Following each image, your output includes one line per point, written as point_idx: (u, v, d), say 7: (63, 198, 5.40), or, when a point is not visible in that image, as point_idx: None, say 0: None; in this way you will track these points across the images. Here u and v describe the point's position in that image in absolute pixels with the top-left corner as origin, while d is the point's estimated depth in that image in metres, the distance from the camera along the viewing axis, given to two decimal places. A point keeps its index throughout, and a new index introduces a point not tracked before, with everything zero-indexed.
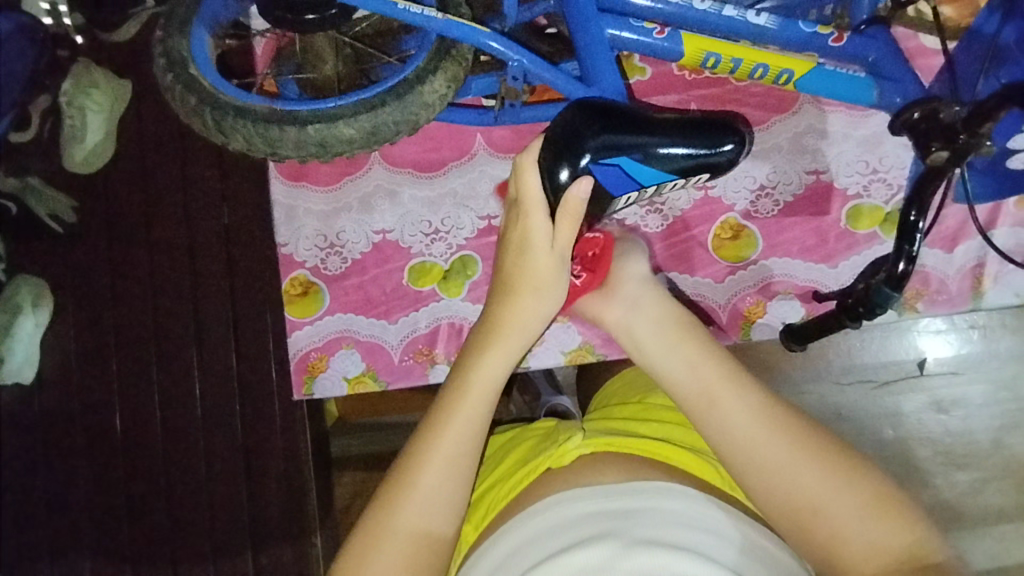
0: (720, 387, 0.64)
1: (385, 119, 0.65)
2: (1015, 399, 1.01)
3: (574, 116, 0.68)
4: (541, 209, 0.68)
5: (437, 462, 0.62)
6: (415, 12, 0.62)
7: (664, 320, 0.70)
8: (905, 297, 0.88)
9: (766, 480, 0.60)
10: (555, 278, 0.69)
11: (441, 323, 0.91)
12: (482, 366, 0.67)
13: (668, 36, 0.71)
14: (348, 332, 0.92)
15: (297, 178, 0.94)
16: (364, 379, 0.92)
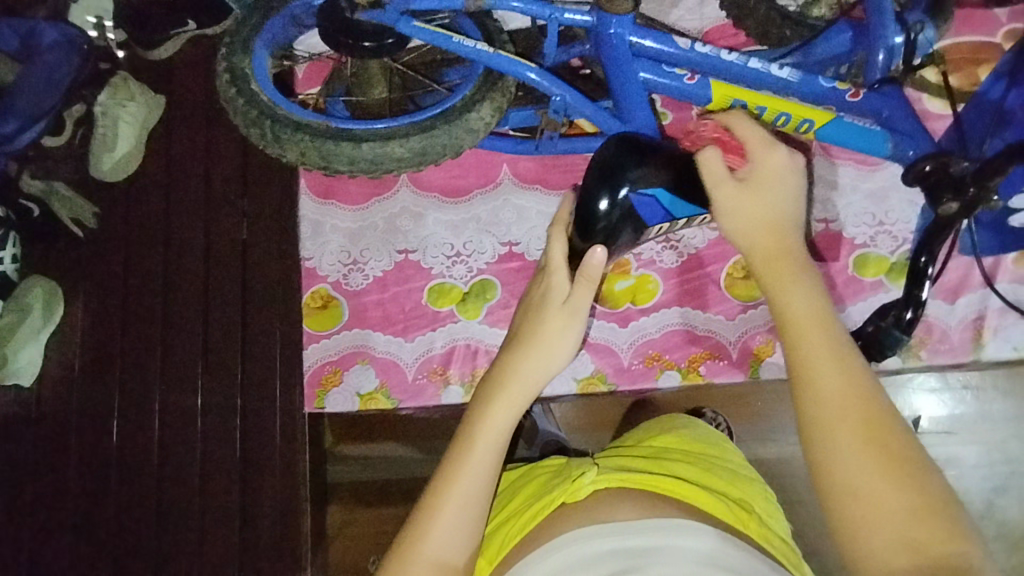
0: (820, 326, 0.57)
1: (434, 141, 0.67)
2: (1008, 463, 1.02)
3: (615, 150, 0.72)
4: (561, 274, 0.71)
5: (449, 512, 0.61)
6: (467, 44, 0.66)
7: (765, 227, 0.62)
8: (910, 343, 0.91)
9: (830, 423, 0.53)
10: (563, 332, 0.69)
11: (457, 344, 0.93)
12: (489, 417, 0.65)
13: (697, 82, 0.77)
14: (364, 347, 0.93)
15: (326, 196, 0.97)
16: (376, 396, 0.92)
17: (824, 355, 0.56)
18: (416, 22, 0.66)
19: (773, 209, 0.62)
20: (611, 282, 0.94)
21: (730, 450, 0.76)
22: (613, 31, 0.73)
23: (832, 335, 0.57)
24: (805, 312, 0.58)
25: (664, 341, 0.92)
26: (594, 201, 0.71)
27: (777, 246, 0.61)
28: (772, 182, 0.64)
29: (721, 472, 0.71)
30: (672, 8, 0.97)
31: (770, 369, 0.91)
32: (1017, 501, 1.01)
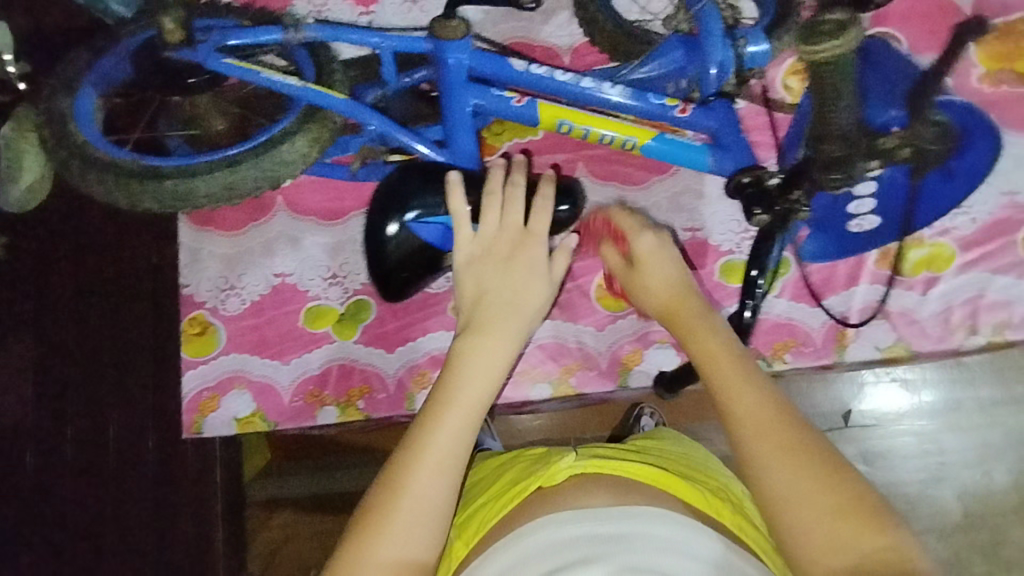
0: (729, 354, 0.66)
1: (241, 176, 0.68)
2: (938, 454, 1.11)
3: (402, 177, 0.77)
4: (540, 242, 0.73)
5: (429, 461, 0.59)
6: (278, 79, 0.67)
7: (669, 287, 0.73)
8: (773, 349, 0.93)
9: (757, 449, 0.59)
10: (533, 293, 0.71)
11: (332, 365, 0.94)
12: (462, 369, 0.65)
13: (525, 104, 0.77)
14: (241, 372, 0.94)
15: (204, 224, 0.98)
16: (253, 420, 0.93)
17: (735, 380, 0.63)
18: (226, 59, 0.67)
19: (665, 268, 0.74)
20: None
21: (700, 454, 0.80)
22: (450, 54, 0.75)
23: (740, 365, 0.65)
24: (726, 365, 0.65)
25: (535, 354, 0.94)
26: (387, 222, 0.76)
27: (674, 299, 0.73)
28: (653, 255, 0.74)
29: (698, 468, 0.76)
30: (544, 24, 1.01)
31: (639, 377, 0.93)
32: (950, 490, 1.10)
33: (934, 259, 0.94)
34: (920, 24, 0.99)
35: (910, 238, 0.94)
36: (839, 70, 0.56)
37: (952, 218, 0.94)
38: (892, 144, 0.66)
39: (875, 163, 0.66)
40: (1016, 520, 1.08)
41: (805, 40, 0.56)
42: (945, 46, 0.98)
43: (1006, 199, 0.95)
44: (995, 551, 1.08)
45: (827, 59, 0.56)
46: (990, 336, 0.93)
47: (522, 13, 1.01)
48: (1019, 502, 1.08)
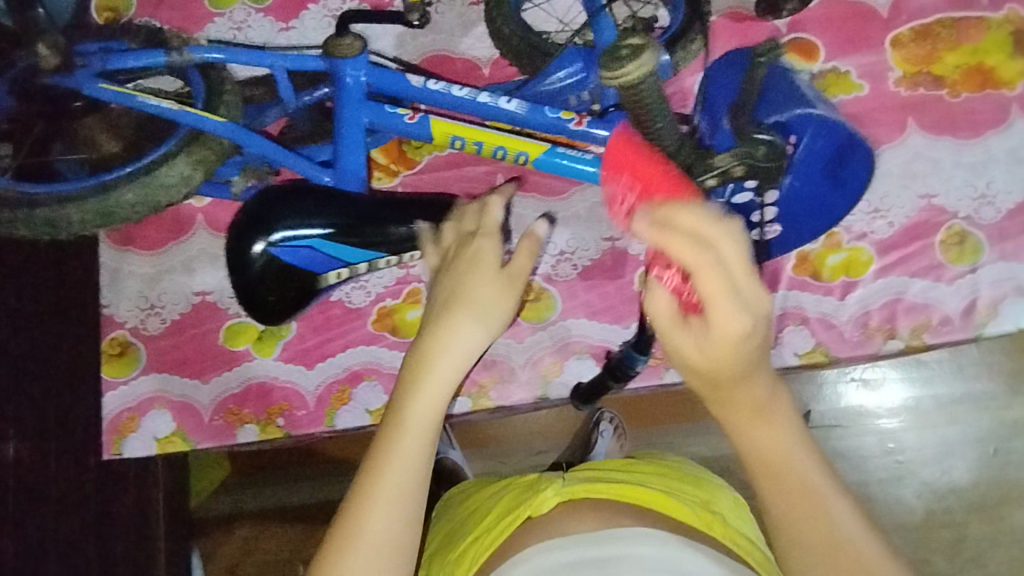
0: (764, 419, 0.57)
1: (123, 201, 0.76)
2: (900, 452, 1.15)
3: (267, 197, 0.72)
4: (491, 238, 0.67)
5: (388, 490, 0.58)
6: (154, 103, 0.68)
7: (727, 359, 0.52)
8: None
9: (814, 541, 0.54)
10: (498, 293, 0.64)
11: (252, 382, 0.94)
12: (419, 392, 0.61)
13: (417, 121, 0.76)
14: (161, 392, 0.94)
15: (124, 243, 0.97)
16: (174, 439, 0.94)
17: (778, 453, 0.56)
18: (103, 83, 0.68)
19: (739, 346, 0.50)
20: (402, 312, 0.95)
21: (694, 474, 0.81)
22: (346, 72, 0.75)
23: (780, 431, 0.57)
24: (772, 446, 0.56)
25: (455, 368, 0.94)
26: (248, 245, 0.71)
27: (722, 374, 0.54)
28: (730, 339, 0.50)
29: (691, 485, 0.76)
30: (463, 36, 1.00)
31: (558, 388, 0.93)
32: (910, 491, 1.15)
33: (852, 263, 0.94)
34: (839, 28, 0.99)
35: (825, 244, 0.94)
36: (643, 90, 0.62)
37: (870, 222, 0.95)
38: (727, 161, 0.70)
39: (716, 181, 0.70)
40: (971, 518, 1.14)
41: (607, 65, 0.62)
42: (863, 50, 0.98)
43: (924, 202, 0.95)
44: (954, 548, 1.13)
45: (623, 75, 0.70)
46: (908, 338, 0.93)
47: (440, 24, 1.00)
48: (976, 500, 1.14)
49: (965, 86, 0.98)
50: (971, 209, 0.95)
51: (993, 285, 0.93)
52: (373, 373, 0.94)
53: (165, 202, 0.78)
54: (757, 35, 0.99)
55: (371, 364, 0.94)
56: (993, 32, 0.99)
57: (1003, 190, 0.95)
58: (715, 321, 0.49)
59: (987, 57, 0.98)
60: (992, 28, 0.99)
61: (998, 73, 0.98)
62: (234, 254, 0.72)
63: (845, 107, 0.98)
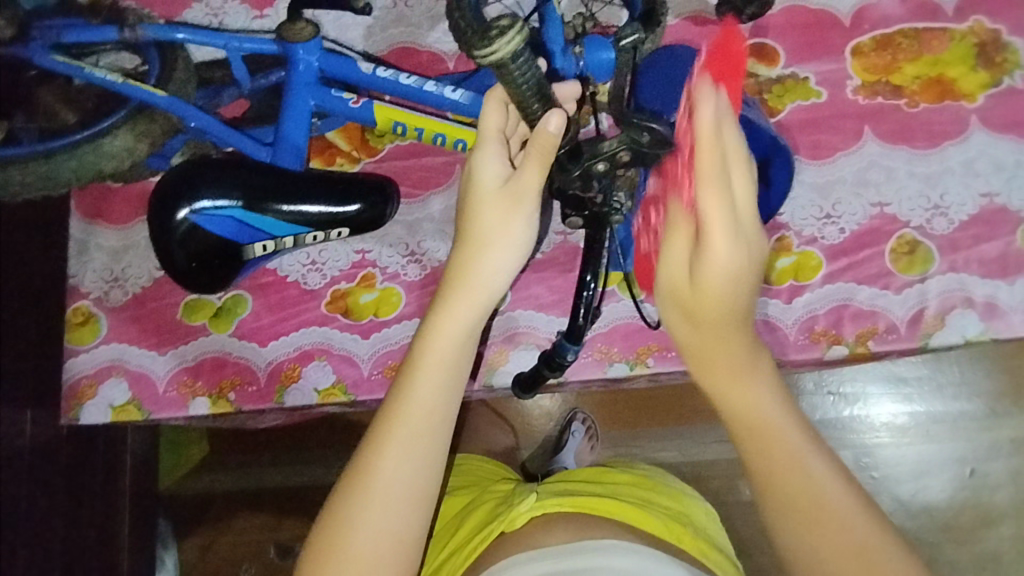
0: (728, 353, 0.59)
1: (58, 166, 0.87)
2: (874, 467, 1.15)
3: (195, 168, 0.73)
4: (494, 145, 0.63)
5: (404, 428, 0.63)
6: (99, 76, 0.74)
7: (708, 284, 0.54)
8: (636, 352, 0.93)
9: (773, 460, 0.58)
10: (508, 220, 0.63)
11: (206, 356, 0.97)
12: (438, 326, 0.64)
13: (361, 106, 0.79)
14: (119, 361, 0.97)
15: (93, 215, 1.00)
16: (128, 408, 0.96)
17: (739, 380, 0.59)
18: (54, 55, 0.75)
19: (736, 278, 0.53)
20: (356, 295, 0.97)
21: (673, 483, 0.84)
22: (299, 56, 0.79)
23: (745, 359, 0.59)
24: (754, 407, 0.59)
25: (404, 353, 0.95)
26: (173, 213, 0.71)
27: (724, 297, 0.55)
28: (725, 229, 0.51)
29: (662, 491, 0.80)
30: (430, 31, 1.04)
31: (503, 377, 0.95)
32: (883, 506, 1.14)
33: (801, 268, 0.95)
34: (799, 35, 1.01)
35: (775, 247, 0.95)
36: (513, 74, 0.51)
37: (821, 227, 0.95)
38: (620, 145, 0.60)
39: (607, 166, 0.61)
40: (943, 538, 1.13)
41: (477, 44, 0.50)
42: (822, 57, 1.00)
43: (876, 210, 0.96)
44: (923, 566, 1.12)
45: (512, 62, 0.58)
46: (852, 346, 0.93)
47: (408, 19, 1.04)
48: (949, 518, 1.13)
49: (923, 96, 0.98)
50: (923, 219, 0.95)
51: (943, 294, 0.93)
52: (323, 353, 0.96)
53: (107, 170, 0.91)
54: (718, 39, 1.01)
55: (322, 344, 0.96)
56: (956, 44, 1.00)
57: (958, 202, 0.95)
58: (710, 256, 0.52)
59: (949, 68, 0.99)
60: (955, 39, 1.00)
61: (958, 85, 0.99)
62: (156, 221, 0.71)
63: (801, 112, 0.99)
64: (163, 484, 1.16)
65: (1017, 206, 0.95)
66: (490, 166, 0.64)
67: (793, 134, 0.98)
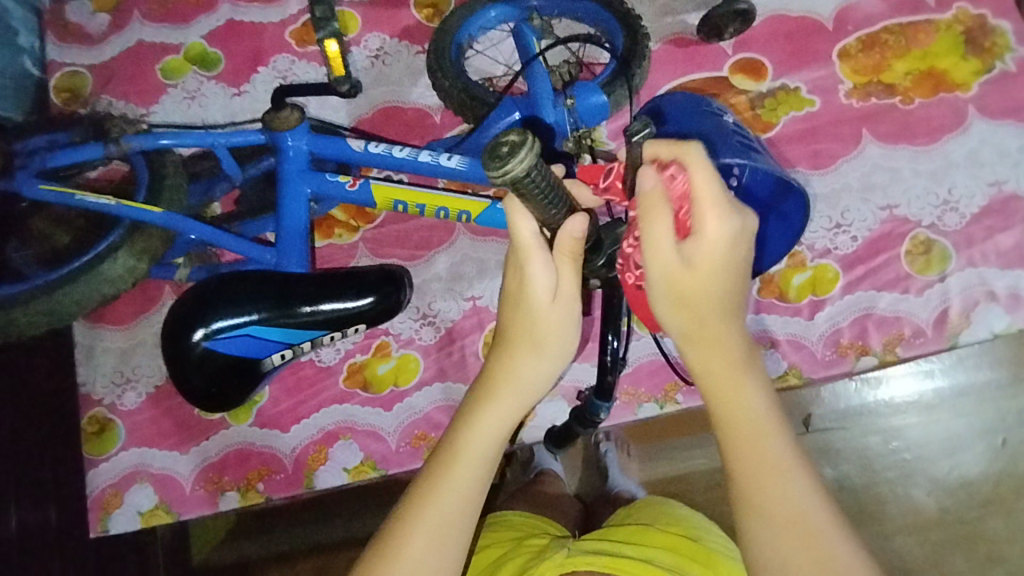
0: (718, 346, 0.62)
1: (68, 296, 0.84)
2: (908, 449, 1.08)
3: (207, 289, 0.71)
4: (538, 253, 0.57)
5: (431, 519, 0.61)
6: (91, 200, 0.72)
7: (695, 269, 0.58)
8: (664, 390, 0.92)
9: (743, 452, 0.60)
10: (559, 330, 0.62)
11: (230, 450, 0.95)
12: (477, 424, 0.64)
13: (359, 188, 0.77)
14: (141, 466, 0.95)
15: (96, 319, 0.98)
16: (158, 512, 0.94)
17: (723, 369, 0.62)
18: (42, 184, 0.74)
19: (726, 256, 0.58)
20: (372, 367, 0.95)
21: (718, 535, 0.79)
22: (289, 144, 0.77)
23: (733, 355, 0.62)
24: (744, 407, 0.61)
25: (430, 420, 0.94)
26: (189, 336, 0.69)
27: (719, 298, 0.60)
28: (712, 242, 0.57)
29: (701, 551, 0.74)
30: (413, 87, 1.02)
31: (532, 433, 0.93)
32: (923, 489, 1.08)
33: (818, 281, 0.93)
34: (784, 45, 1.00)
35: (789, 264, 0.93)
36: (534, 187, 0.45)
37: (833, 238, 0.94)
38: None
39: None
40: (987, 512, 1.06)
41: (490, 166, 0.44)
42: (811, 64, 0.99)
43: (886, 213, 0.94)
44: (972, 543, 1.06)
45: (521, 171, 0.44)
46: (881, 355, 0.92)
47: (389, 78, 1.02)
48: (992, 494, 1.06)
49: (917, 92, 0.97)
50: (934, 217, 0.94)
51: (964, 292, 0.92)
52: (348, 432, 0.94)
53: (111, 293, 0.88)
54: (704, 59, 1.00)
55: (345, 422, 0.94)
56: (943, 34, 0.99)
57: (967, 195, 0.94)
58: (704, 230, 0.57)
59: (939, 60, 0.98)
60: (942, 30, 0.99)
61: (951, 75, 0.97)
62: (172, 343, 0.70)
63: (797, 123, 0.97)
64: (195, 557, 1.00)
65: None
66: (543, 281, 0.59)
67: (792, 146, 0.97)
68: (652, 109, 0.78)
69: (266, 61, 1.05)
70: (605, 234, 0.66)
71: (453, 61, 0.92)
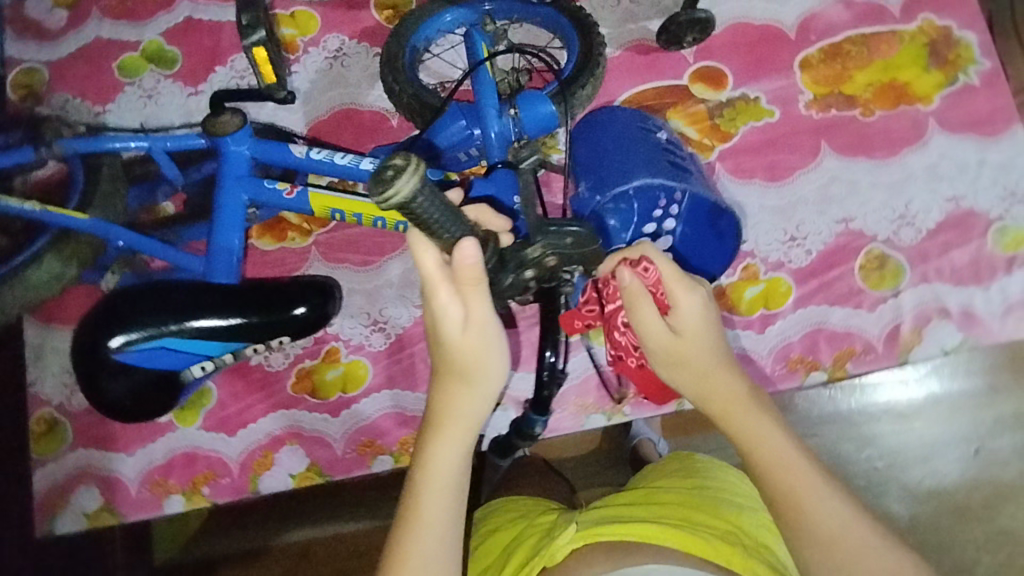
0: (733, 396, 0.67)
1: None
2: (879, 458, 1.06)
3: (122, 301, 0.71)
4: (444, 287, 0.56)
5: (417, 558, 0.61)
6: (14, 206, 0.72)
7: (691, 333, 0.66)
8: (610, 402, 0.91)
9: (784, 484, 0.63)
10: (483, 360, 0.60)
11: (175, 454, 0.94)
12: (434, 456, 0.64)
13: (296, 196, 0.77)
14: (87, 467, 0.95)
15: (47, 319, 0.97)
16: (103, 514, 0.94)
17: (742, 412, 0.67)
18: None
19: (706, 320, 0.66)
20: (321, 372, 0.95)
21: (730, 484, 0.76)
22: (230, 149, 0.76)
23: (748, 398, 0.67)
24: (766, 441, 0.65)
25: (376, 426, 0.93)
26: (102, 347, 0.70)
27: (715, 363, 0.67)
28: (695, 316, 0.66)
29: (714, 504, 0.71)
30: (370, 89, 1.01)
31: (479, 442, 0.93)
32: (895, 499, 1.06)
33: (770, 295, 0.92)
34: (745, 54, 0.98)
35: (741, 277, 0.92)
36: (421, 212, 0.45)
37: (786, 251, 0.93)
38: (543, 251, 0.59)
39: (535, 274, 0.60)
40: (956, 523, 1.05)
41: (374, 191, 0.45)
42: (771, 74, 0.97)
43: (842, 227, 0.93)
44: (943, 556, 1.04)
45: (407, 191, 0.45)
46: (830, 371, 0.91)
47: (346, 80, 1.01)
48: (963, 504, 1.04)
49: (878, 104, 0.96)
50: (890, 231, 0.93)
51: (917, 308, 0.91)
52: (294, 437, 0.94)
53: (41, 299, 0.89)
54: (663, 66, 0.98)
55: (292, 428, 0.94)
56: (906, 45, 0.97)
57: (923, 209, 0.93)
58: (680, 305, 0.66)
59: (901, 72, 0.97)
60: (905, 40, 0.97)
61: (912, 88, 0.96)
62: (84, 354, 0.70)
63: (755, 134, 0.96)
64: (158, 557, 1.04)
65: (984, 207, 0.92)
66: (450, 308, 0.57)
67: (749, 157, 0.95)
68: (587, 130, 0.83)
69: (222, 60, 1.04)
70: (509, 253, 0.59)
71: (407, 65, 0.91)
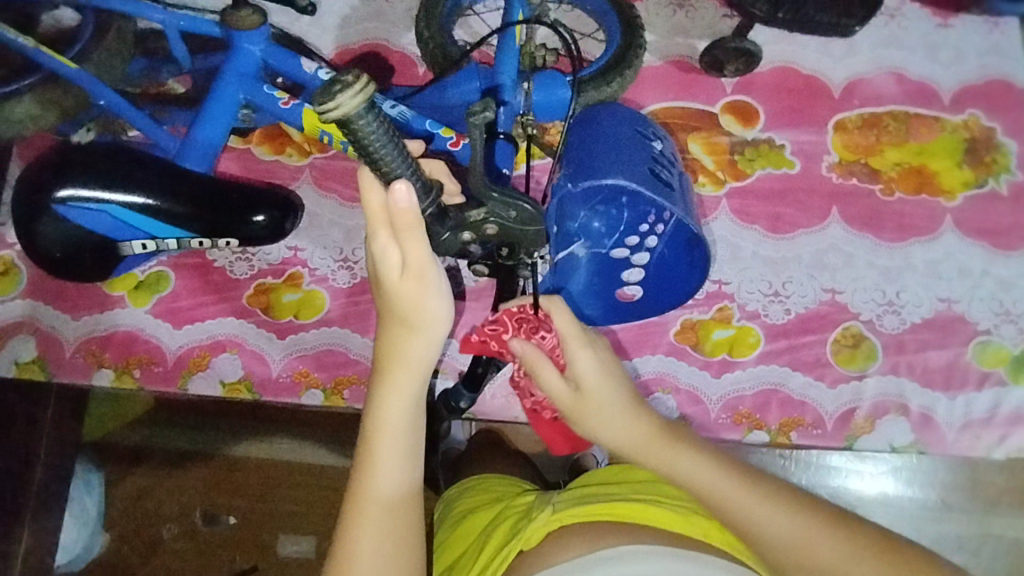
0: (659, 441, 0.64)
1: None
2: None
3: (87, 160, 0.78)
4: (382, 231, 0.55)
5: (373, 512, 0.62)
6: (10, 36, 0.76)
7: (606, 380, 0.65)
8: None
9: (736, 511, 0.60)
10: (422, 304, 0.58)
11: (117, 330, 0.94)
12: (383, 407, 0.62)
13: (292, 108, 0.77)
14: (30, 318, 0.95)
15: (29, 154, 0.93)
16: (32, 367, 0.94)
17: (671, 453, 0.64)
18: None
19: (607, 371, 0.66)
20: (279, 292, 0.94)
21: None
22: (241, 45, 0.77)
23: (667, 434, 0.65)
24: (696, 476, 0.62)
25: (316, 359, 0.93)
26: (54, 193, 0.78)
27: (653, 431, 0.65)
28: (600, 376, 0.65)
29: None
30: (405, 31, 0.99)
31: None
32: None
33: (737, 342, 0.90)
34: (783, 99, 0.96)
35: (714, 317, 0.91)
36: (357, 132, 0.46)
37: (765, 304, 0.91)
38: (485, 214, 0.59)
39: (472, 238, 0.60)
40: None
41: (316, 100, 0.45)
42: (801, 126, 0.95)
43: (827, 296, 0.91)
44: None
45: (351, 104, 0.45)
46: (774, 434, 0.89)
47: (383, 15, 0.99)
48: None
49: (901, 185, 0.93)
50: (874, 314, 0.90)
51: (878, 397, 0.89)
52: (235, 346, 0.93)
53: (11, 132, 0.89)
54: (698, 89, 0.96)
55: (235, 337, 0.94)
56: (945, 134, 0.94)
57: (913, 302, 0.90)
58: (577, 360, 0.65)
59: (932, 160, 0.94)
60: (946, 130, 0.95)
61: (939, 179, 0.93)
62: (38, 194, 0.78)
63: (769, 180, 0.94)
64: (89, 431, 0.99)
65: (974, 316, 0.90)
66: (387, 253, 0.56)
67: (757, 202, 0.93)
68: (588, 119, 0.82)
69: None
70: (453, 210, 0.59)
71: (443, 17, 0.91)
